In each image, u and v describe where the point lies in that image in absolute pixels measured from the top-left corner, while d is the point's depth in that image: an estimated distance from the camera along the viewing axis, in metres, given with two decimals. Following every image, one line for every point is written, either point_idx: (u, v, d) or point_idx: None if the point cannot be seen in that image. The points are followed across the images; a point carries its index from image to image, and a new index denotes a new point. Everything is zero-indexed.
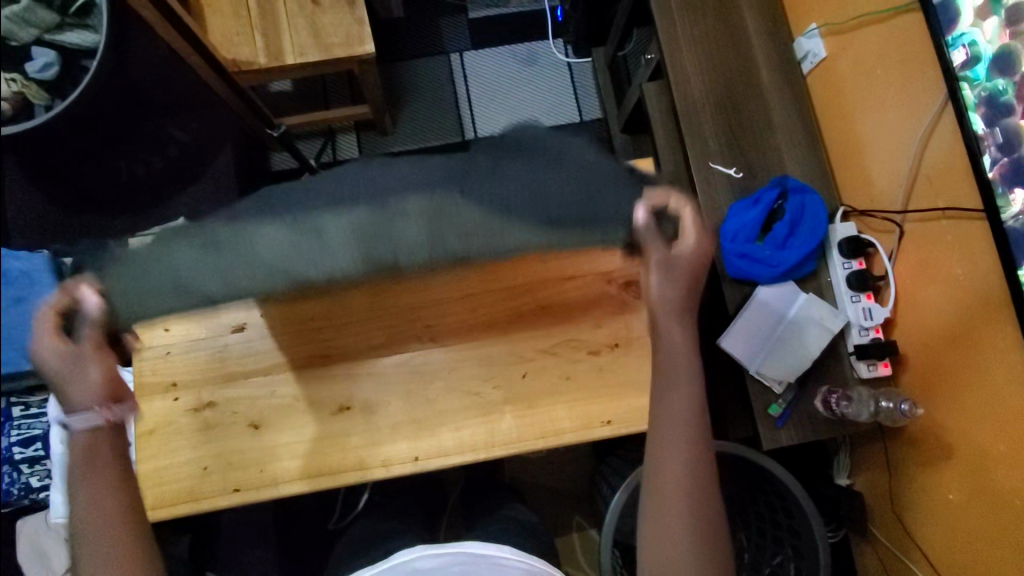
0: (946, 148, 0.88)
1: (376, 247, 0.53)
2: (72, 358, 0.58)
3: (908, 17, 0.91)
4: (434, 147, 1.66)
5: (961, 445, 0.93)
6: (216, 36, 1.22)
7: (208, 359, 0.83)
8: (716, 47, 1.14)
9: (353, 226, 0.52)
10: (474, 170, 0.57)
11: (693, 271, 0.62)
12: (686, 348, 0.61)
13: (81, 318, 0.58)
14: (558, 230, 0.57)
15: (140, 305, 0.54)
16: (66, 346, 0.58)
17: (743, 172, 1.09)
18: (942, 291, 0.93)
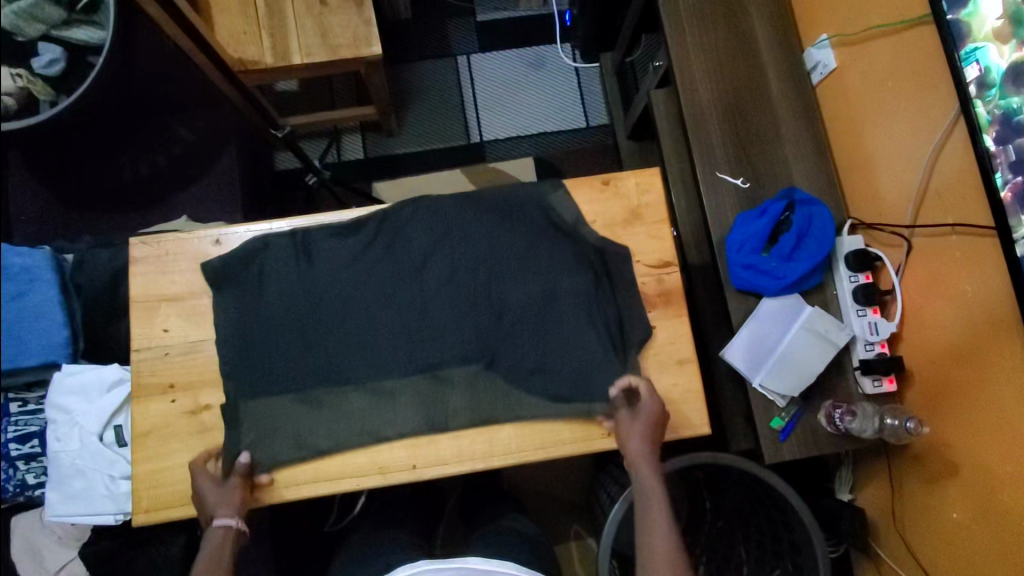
0: (958, 163, 0.86)
1: (435, 417, 0.80)
2: (226, 501, 0.75)
3: (922, 29, 0.90)
4: (440, 150, 1.65)
5: (966, 464, 0.92)
6: (222, 35, 1.21)
7: (207, 362, 0.82)
8: (725, 56, 1.14)
9: (418, 397, 0.81)
10: (498, 336, 0.82)
11: (661, 422, 0.78)
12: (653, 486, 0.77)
13: (237, 473, 0.76)
14: (563, 389, 0.81)
15: (265, 454, 0.78)
16: (224, 491, 0.75)
17: (750, 183, 1.09)
18: (950, 308, 0.91)
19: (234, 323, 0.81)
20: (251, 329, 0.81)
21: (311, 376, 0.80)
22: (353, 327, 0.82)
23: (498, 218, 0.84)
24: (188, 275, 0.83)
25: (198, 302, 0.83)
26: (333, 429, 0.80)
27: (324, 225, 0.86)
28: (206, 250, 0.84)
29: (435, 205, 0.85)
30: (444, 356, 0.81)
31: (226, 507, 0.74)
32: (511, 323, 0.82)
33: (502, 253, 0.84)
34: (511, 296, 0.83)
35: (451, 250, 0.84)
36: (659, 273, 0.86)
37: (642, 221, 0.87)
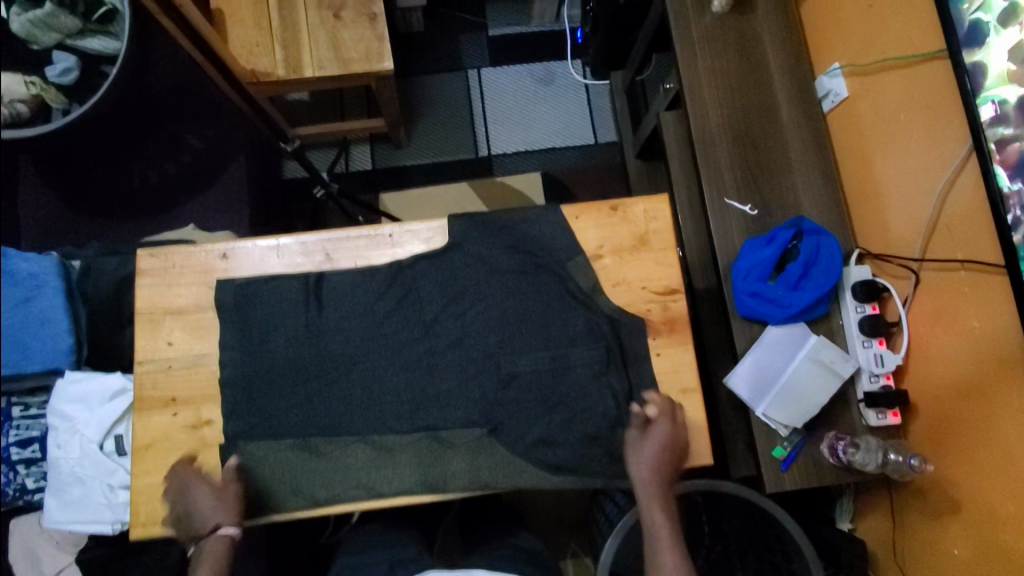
0: (969, 199, 0.86)
1: (434, 479, 0.78)
2: (217, 507, 0.75)
3: (937, 64, 0.89)
4: (448, 163, 1.66)
5: (970, 501, 0.91)
6: (236, 46, 1.23)
7: (210, 376, 0.81)
8: (735, 81, 1.14)
9: (417, 457, 0.79)
10: (505, 401, 0.80)
11: (677, 451, 0.78)
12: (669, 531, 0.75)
13: (229, 481, 0.76)
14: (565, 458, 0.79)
15: (261, 498, 0.77)
16: (211, 500, 0.75)
17: (758, 210, 1.08)
18: (958, 344, 0.91)
19: (239, 364, 0.80)
20: (253, 371, 0.80)
21: (311, 426, 0.79)
22: (359, 379, 0.81)
23: (515, 275, 0.84)
24: (193, 288, 0.83)
25: (202, 316, 0.82)
26: (329, 480, 0.78)
27: (334, 265, 0.84)
28: (213, 264, 0.84)
29: (454, 259, 0.84)
30: (447, 418, 0.80)
31: (218, 514, 0.74)
32: (519, 389, 0.80)
33: (515, 311, 0.83)
34: (520, 360, 0.81)
35: (464, 307, 0.83)
36: (665, 300, 0.85)
37: (649, 247, 0.86)
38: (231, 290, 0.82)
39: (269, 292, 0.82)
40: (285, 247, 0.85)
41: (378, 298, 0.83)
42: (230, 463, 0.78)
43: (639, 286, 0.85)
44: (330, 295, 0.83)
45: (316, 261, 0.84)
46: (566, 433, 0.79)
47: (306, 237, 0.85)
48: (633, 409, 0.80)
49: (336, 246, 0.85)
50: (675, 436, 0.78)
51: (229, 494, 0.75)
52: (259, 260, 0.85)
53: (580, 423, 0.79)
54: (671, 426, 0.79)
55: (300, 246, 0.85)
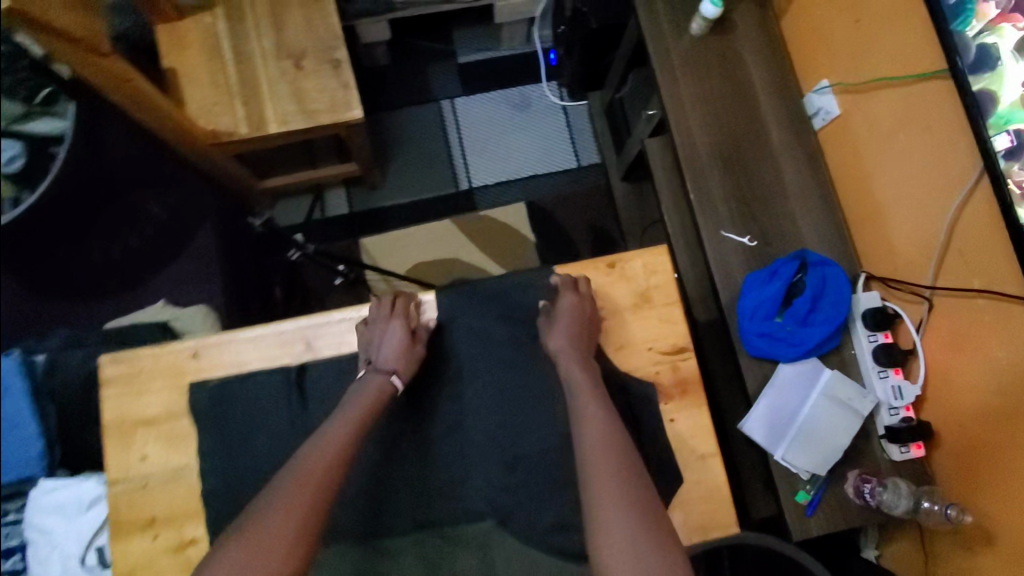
0: (983, 225, 0.82)
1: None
2: (399, 354, 0.77)
3: (938, 83, 0.85)
4: (429, 200, 1.59)
5: (1003, 532, 0.83)
6: (193, 107, 1.16)
7: (190, 490, 0.74)
8: (721, 105, 1.09)
9: (424, 558, 0.74)
10: (511, 489, 0.76)
11: (586, 323, 0.78)
12: (596, 405, 0.72)
13: (419, 340, 0.80)
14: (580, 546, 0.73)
15: None
16: (402, 344, 0.78)
17: (757, 241, 1.04)
18: (980, 371, 0.86)
19: (220, 473, 0.74)
20: (236, 481, 0.73)
21: None
22: (354, 480, 0.77)
23: (510, 348, 0.81)
24: (166, 393, 0.77)
25: (177, 424, 0.76)
26: None
27: (319, 352, 0.80)
28: (184, 364, 0.78)
29: (444, 339, 0.83)
30: (452, 511, 0.76)
31: (395, 360, 0.76)
32: (529, 474, 0.76)
33: (514, 388, 0.79)
34: (525, 441, 0.77)
35: (459, 389, 0.80)
36: (674, 360, 0.81)
37: (652, 304, 0.83)
38: (205, 394, 0.76)
39: (248, 390, 0.77)
40: (263, 337, 0.80)
41: None
42: None
43: (644, 348, 0.81)
44: (315, 387, 0.78)
45: (297, 351, 0.80)
46: (583, 518, 0.74)
47: (284, 326, 0.80)
48: (541, 306, 0.82)
49: (317, 333, 0.80)
50: (580, 306, 0.79)
51: (412, 350, 0.78)
52: (235, 356, 0.79)
53: None
54: (576, 301, 0.79)
55: (279, 336, 0.80)
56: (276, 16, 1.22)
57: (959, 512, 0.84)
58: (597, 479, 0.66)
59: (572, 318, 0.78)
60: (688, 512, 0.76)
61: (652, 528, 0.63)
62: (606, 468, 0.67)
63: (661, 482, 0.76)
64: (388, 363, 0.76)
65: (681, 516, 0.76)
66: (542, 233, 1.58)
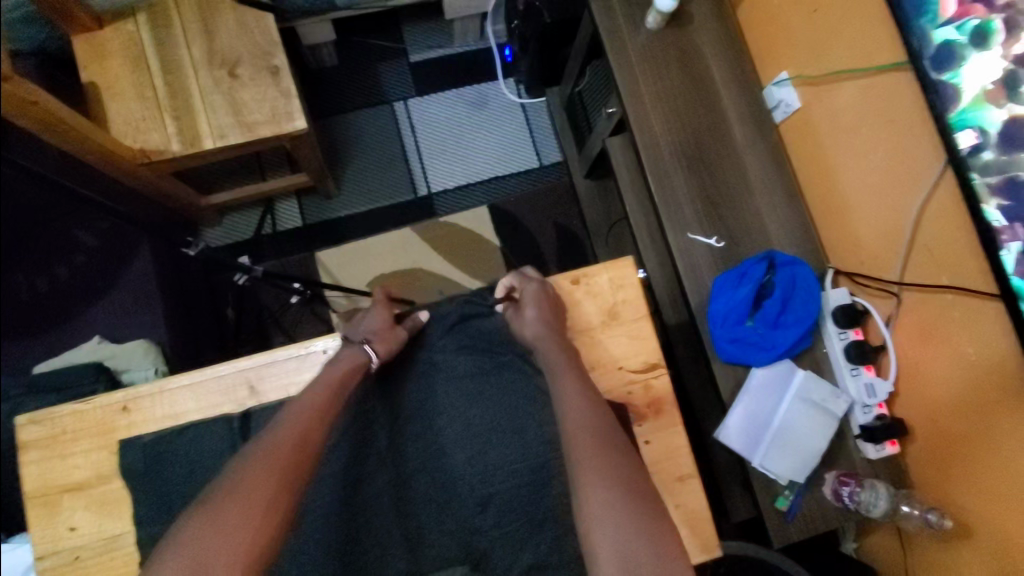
0: (949, 219, 0.80)
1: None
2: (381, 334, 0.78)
3: (899, 75, 0.83)
4: (387, 208, 1.52)
5: (981, 527, 0.83)
6: (117, 125, 1.06)
7: (127, 560, 0.71)
8: (682, 102, 1.05)
9: None
10: (484, 529, 0.72)
11: (556, 301, 0.78)
12: (571, 387, 0.70)
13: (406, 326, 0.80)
14: None
15: None
16: (385, 324, 0.78)
17: (725, 241, 1.01)
18: (950, 367, 0.85)
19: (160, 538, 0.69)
20: None
21: None
22: (310, 537, 0.71)
23: (474, 378, 0.79)
24: (96, 454, 0.74)
25: (109, 488, 0.73)
26: None
27: (266, 393, 0.77)
28: (114, 420, 0.75)
29: (404, 374, 0.80)
30: (424, 559, 0.72)
31: (376, 337, 0.77)
32: (501, 513, 0.73)
33: (480, 421, 0.76)
34: (495, 476, 0.74)
35: (422, 426, 0.77)
36: (646, 378, 0.78)
37: (620, 320, 0.80)
38: (139, 451, 0.72)
39: (188, 444, 0.72)
40: (202, 383, 0.76)
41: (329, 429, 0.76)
42: None
43: (614, 368, 0.78)
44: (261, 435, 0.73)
45: (239, 396, 0.76)
46: (559, 554, 0.71)
47: (222, 369, 0.76)
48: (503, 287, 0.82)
49: (260, 375, 0.77)
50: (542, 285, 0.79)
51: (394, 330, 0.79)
52: (173, 406, 0.76)
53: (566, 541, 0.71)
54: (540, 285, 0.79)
55: (219, 380, 0.76)
56: (204, 19, 1.12)
57: (938, 517, 0.84)
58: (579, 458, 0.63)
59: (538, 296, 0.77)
60: None
61: (635, 497, 0.60)
62: (586, 445, 0.63)
63: None
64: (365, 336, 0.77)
65: None
66: (508, 237, 1.52)
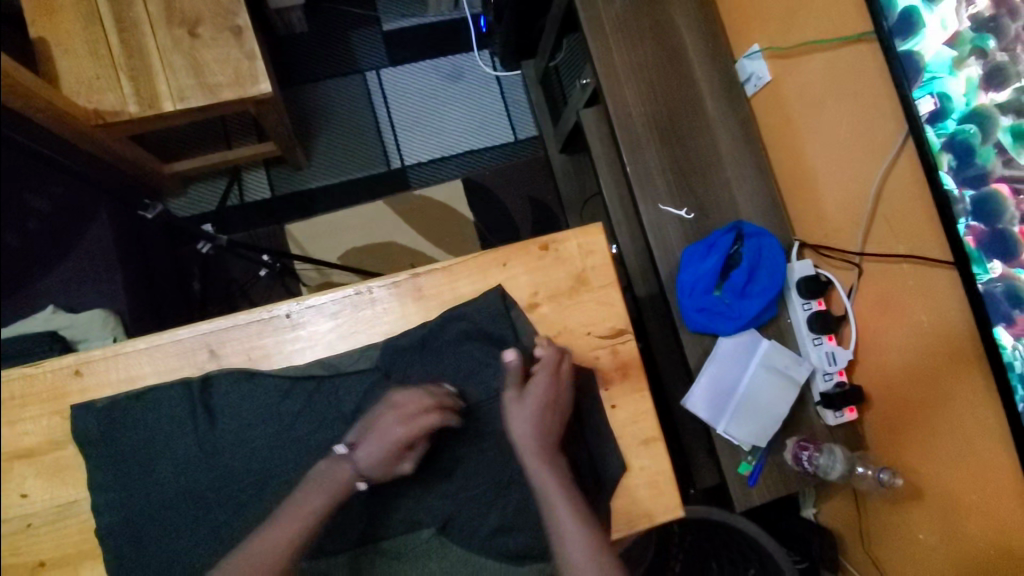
0: (909, 191, 0.82)
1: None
2: (383, 464, 0.68)
3: (864, 47, 0.84)
4: (358, 180, 1.49)
5: (931, 487, 0.87)
6: (70, 84, 1.01)
7: (82, 529, 0.69)
8: (656, 73, 1.05)
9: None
10: (451, 494, 0.72)
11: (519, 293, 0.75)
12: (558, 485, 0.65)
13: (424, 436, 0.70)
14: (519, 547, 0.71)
15: None
16: (390, 456, 0.68)
17: (695, 213, 1.01)
18: (905, 335, 0.87)
19: (116, 507, 0.68)
20: (134, 513, 0.68)
21: None
22: None
23: None
24: (46, 420, 0.71)
25: (63, 454, 0.70)
26: None
27: (226, 359, 0.74)
28: (65, 385, 0.72)
29: None
30: (390, 523, 0.72)
31: (376, 469, 0.67)
32: (470, 476, 0.72)
33: None
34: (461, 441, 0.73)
35: None
36: (613, 343, 0.78)
37: (589, 286, 0.79)
38: (92, 417, 0.69)
39: (147, 409, 0.70)
40: (158, 348, 0.73)
41: (284, 392, 0.72)
42: None
43: (582, 333, 0.78)
44: (220, 402, 0.71)
45: (199, 360, 0.73)
46: (526, 516, 0.71)
47: (180, 333, 0.73)
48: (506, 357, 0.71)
49: (221, 339, 0.74)
50: (557, 394, 0.70)
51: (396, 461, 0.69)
52: (128, 370, 0.73)
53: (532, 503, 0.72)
54: (555, 384, 0.70)
55: (176, 345, 0.73)
56: None
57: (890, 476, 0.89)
58: (566, 545, 0.62)
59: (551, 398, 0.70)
60: (633, 500, 0.75)
61: None
62: (576, 537, 0.62)
63: (603, 471, 0.74)
64: (368, 470, 0.67)
65: (624, 503, 0.75)
66: (482, 212, 1.51)
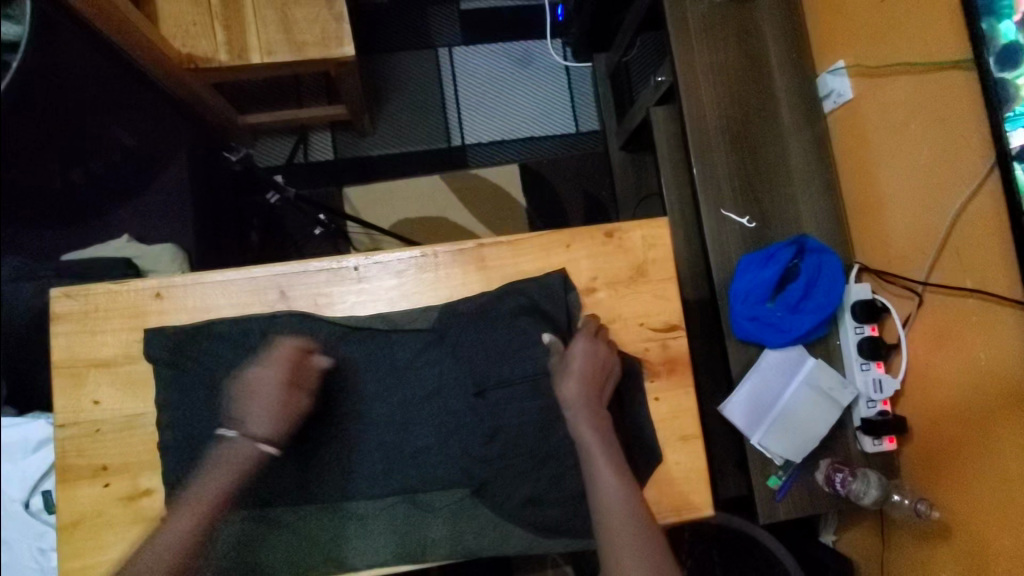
0: (984, 226, 0.80)
1: (411, 549, 0.73)
2: (278, 419, 0.70)
3: (955, 73, 0.81)
4: (418, 153, 1.52)
5: (965, 529, 0.85)
6: (168, 26, 1.06)
7: (146, 441, 0.74)
8: (734, 79, 1.04)
9: (393, 524, 0.73)
10: (487, 460, 0.74)
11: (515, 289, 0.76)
12: (596, 452, 0.68)
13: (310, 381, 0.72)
14: (547, 518, 0.73)
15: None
16: (268, 408, 0.69)
17: (756, 223, 1.01)
18: (959, 371, 0.86)
19: (179, 424, 0.72)
20: (196, 430, 0.73)
21: (266, 492, 0.72)
22: (321, 443, 0.74)
23: None
24: (126, 335, 0.75)
25: (136, 368, 0.75)
26: (290, 556, 0.72)
27: (293, 302, 0.77)
28: (145, 305, 0.76)
29: None
30: (427, 479, 0.74)
31: (270, 426, 0.69)
32: (509, 445, 0.74)
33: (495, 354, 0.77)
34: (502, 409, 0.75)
35: None
36: (664, 338, 0.78)
37: (647, 279, 0.79)
38: (167, 339, 0.74)
39: (217, 339, 0.75)
40: (234, 282, 0.76)
41: (341, 339, 0.76)
42: None
43: (635, 324, 0.78)
44: (282, 341, 0.75)
45: (269, 299, 0.76)
46: (558, 490, 0.73)
47: (255, 271, 0.76)
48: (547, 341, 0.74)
49: (292, 283, 0.77)
50: (594, 346, 0.73)
51: (296, 406, 0.71)
52: (202, 299, 0.76)
53: (565, 479, 0.73)
54: (590, 344, 0.73)
55: (250, 282, 0.76)
56: None
57: (928, 507, 0.89)
58: (608, 514, 0.66)
59: (592, 358, 0.73)
60: (665, 492, 0.76)
61: None
62: (616, 505, 0.66)
63: (638, 459, 0.75)
64: (262, 432, 0.69)
65: (655, 494, 0.76)
66: (535, 198, 1.52)
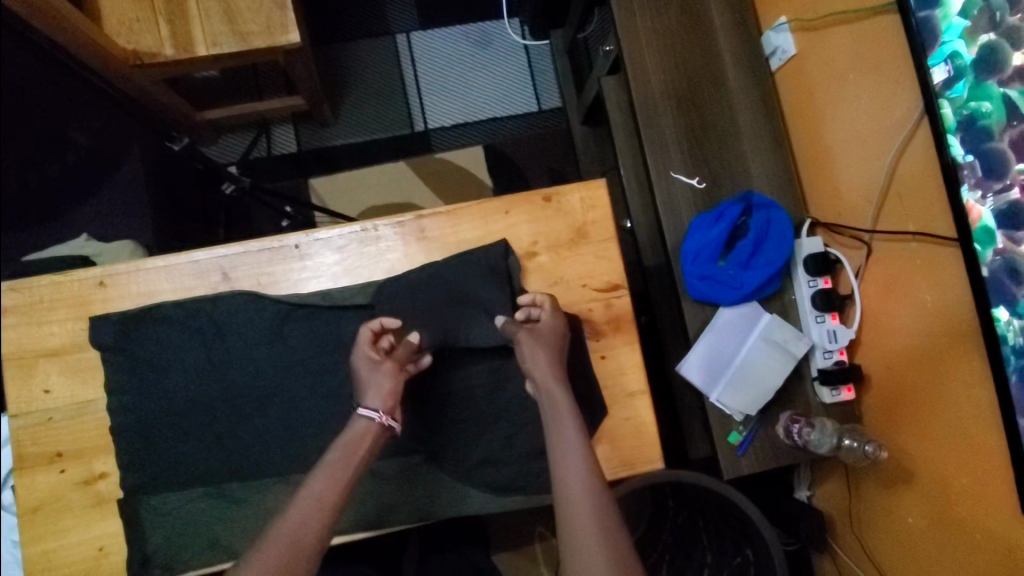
0: (921, 168, 0.80)
1: (369, 515, 0.75)
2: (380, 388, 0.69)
3: (886, 18, 0.82)
4: (381, 141, 1.52)
5: (922, 470, 0.86)
6: (112, 23, 1.06)
7: (98, 426, 0.75)
8: (678, 41, 1.04)
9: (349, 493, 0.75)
10: (439, 427, 0.77)
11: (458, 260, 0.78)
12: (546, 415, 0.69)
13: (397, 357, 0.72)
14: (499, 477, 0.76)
15: (173, 557, 0.72)
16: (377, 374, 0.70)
17: (706, 183, 1.01)
18: (909, 315, 0.86)
19: (130, 409, 0.74)
20: (148, 414, 0.74)
21: (220, 471, 0.74)
22: (273, 421, 0.75)
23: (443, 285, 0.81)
24: (72, 324, 0.76)
25: (84, 356, 0.76)
26: (248, 530, 0.73)
27: (237, 284, 0.78)
28: (90, 294, 0.77)
29: None
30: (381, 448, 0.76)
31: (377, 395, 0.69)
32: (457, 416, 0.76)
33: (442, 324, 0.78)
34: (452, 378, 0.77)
35: None
36: (607, 298, 0.80)
37: (588, 240, 0.81)
38: (112, 325, 0.74)
39: (163, 323, 0.76)
40: (177, 267, 0.77)
41: (287, 316, 0.77)
42: (133, 521, 0.72)
43: (579, 286, 0.80)
44: (228, 322, 0.76)
45: (212, 282, 0.77)
46: (509, 451, 0.76)
47: (196, 255, 0.77)
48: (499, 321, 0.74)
49: (234, 264, 0.78)
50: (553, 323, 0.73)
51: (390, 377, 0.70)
52: (146, 285, 0.77)
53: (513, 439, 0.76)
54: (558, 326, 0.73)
55: (193, 266, 0.77)
56: None
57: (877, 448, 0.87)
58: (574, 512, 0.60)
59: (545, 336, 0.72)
60: (614, 447, 0.78)
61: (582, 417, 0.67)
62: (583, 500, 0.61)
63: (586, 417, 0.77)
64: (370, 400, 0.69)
65: (606, 451, 0.78)
66: (500, 178, 1.53)
